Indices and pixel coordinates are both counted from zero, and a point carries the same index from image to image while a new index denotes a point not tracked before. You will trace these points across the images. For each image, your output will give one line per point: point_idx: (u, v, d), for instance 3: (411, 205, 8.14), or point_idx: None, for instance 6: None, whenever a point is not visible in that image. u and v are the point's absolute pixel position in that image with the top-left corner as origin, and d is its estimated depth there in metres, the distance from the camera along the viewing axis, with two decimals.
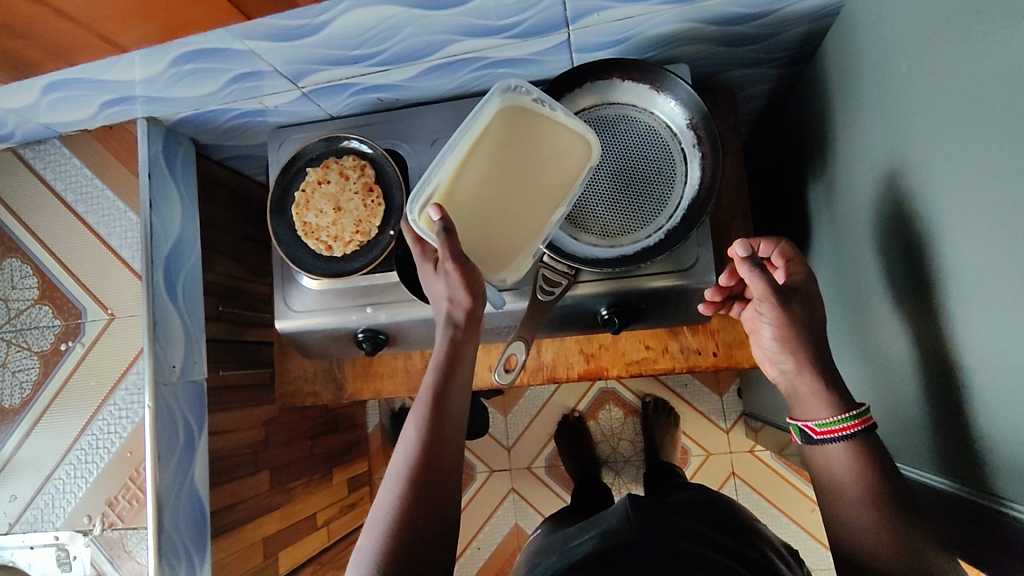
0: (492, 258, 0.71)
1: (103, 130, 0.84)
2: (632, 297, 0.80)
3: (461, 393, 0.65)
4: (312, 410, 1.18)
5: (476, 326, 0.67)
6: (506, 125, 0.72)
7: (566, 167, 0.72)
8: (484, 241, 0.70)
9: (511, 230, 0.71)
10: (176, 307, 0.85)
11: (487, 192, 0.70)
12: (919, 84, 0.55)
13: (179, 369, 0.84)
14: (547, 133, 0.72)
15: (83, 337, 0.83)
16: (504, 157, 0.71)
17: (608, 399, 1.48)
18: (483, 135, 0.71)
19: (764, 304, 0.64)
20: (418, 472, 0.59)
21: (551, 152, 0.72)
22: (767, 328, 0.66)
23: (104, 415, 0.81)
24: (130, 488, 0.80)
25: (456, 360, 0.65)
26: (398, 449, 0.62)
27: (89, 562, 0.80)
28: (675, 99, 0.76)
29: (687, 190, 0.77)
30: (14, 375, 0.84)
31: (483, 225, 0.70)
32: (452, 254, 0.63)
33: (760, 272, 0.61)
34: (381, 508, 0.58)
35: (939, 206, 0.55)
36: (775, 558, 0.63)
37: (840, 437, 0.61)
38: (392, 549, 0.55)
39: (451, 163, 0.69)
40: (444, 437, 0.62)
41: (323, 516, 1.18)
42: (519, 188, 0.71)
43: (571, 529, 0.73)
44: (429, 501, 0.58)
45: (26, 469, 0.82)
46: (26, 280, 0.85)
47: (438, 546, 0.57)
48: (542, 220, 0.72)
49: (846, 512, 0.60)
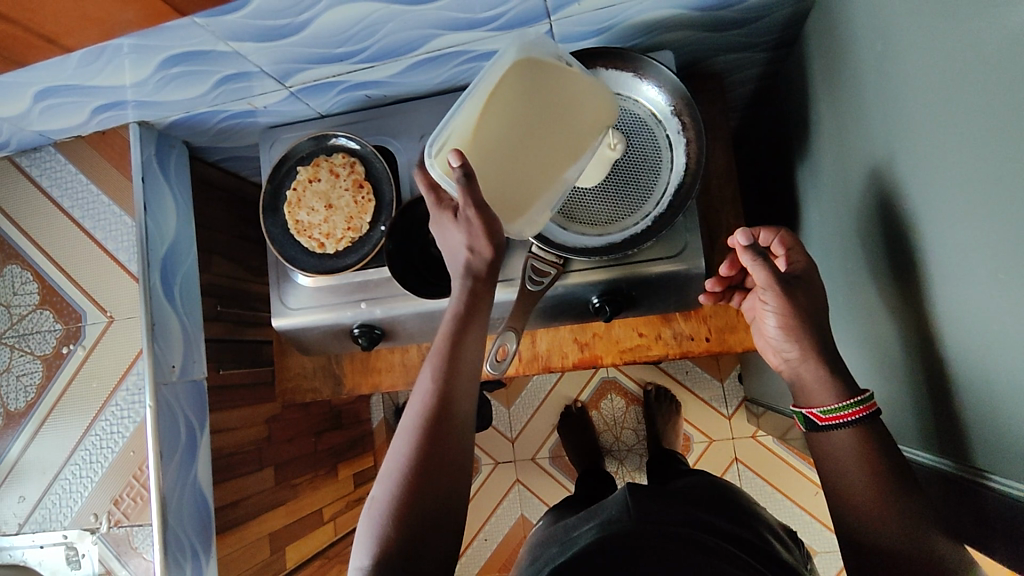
0: (503, 208, 0.66)
1: (96, 136, 0.86)
2: (622, 285, 0.81)
3: (476, 345, 0.65)
4: (315, 407, 1.19)
5: (490, 280, 0.67)
6: (528, 71, 0.65)
7: (588, 117, 0.66)
8: (497, 191, 0.65)
9: (528, 180, 0.66)
10: (174, 307, 0.86)
11: (503, 139, 0.65)
12: (897, 62, 0.55)
13: (178, 368, 0.86)
14: (572, 87, 0.66)
15: (84, 340, 0.84)
16: (525, 103, 0.65)
17: (611, 388, 1.49)
18: (502, 79, 0.65)
19: (768, 292, 0.65)
20: (433, 419, 0.60)
21: (574, 101, 0.66)
22: (771, 317, 0.67)
23: (106, 415, 0.83)
24: (133, 486, 0.81)
25: (472, 312, 0.66)
26: (412, 400, 0.63)
27: (97, 559, 0.81)
28: (658, 86, 0.76)
29: (674, 176, 0.77)
30: (18, 378, 0.85)
31: (499, 175, 0.65)
32: (474, 202, 0.60)
33: (763, 261, 0.63)
34: (395, 458, 0.59)
35: (921, 183, 0.55)
36: (771, 538, 0.64)
37: (845, 423, 0.61)
38: (406, 495, 0.56)
39: (468, 108, 0.66)
40: (458, 387, 0.62)
41: (329, 511, 1.20)
42: (539, 137, 0.65)
43: (572, 520, 0.72)
44: (444, 449, 0.59)
45: (33, 470, 0.84)
46: (27, 286, 0.86)
47: (451, 494, 0.58)
48: (560, 172, 0.67)
49: (841, 490, 0.60)
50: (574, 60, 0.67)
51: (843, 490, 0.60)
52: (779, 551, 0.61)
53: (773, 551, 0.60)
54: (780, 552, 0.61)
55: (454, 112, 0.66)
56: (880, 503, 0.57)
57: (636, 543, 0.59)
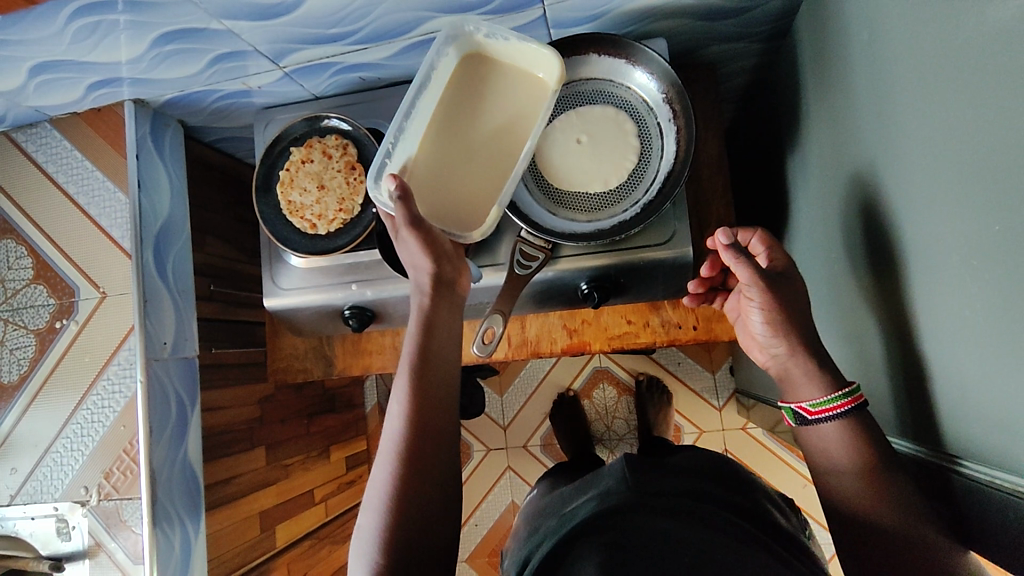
0: (449, 219, 0.70)
1: (92, 113, 0.86)
2: (611, 271, 0.81)
3: (443, 354, 0.66)
4: (307, 389, 1.20)
5: (452, 290, 0.69)
6: (456, 93, 0.74)
7: (525, 108, 0.73)
8: (444, 205, 0.71)
9: (466, 189, 0.71)
10: (166, 285, 0.87)
11: (444, 151, 0.72)
12: (879, 52, 0.56)
13: (169, 346, 0.86)
14: (497, 100, 0.73)
15: (76, 315, 0.85)
16: (455, 123, 0.73)
17: (603, 377, 1.50)
18: (440, 94, 0.74)
19: (751, 289, 0.64)
20: (412, 441, 0.61)
21: (508, 99, 0.73)
22: (756, 313, 0.67)
23: (98, 390, 0.83)
24: (123, 460, 0.82)
25: (439, 327, 0.67)
26: (388, 421, 0.63)
27: (87, 532, 0.82)
28: (649, 73, 0.77)
29: (664, 163, 0.77)
30: (11, 352, 0.86)
31: (442, 187, 0.71)
32: (409, 219, 0.64)
33: (747, 261, 0.63)
34: (378, 481, 0.60)
35: (898, 172, 0.55)
36: (768, 506, 0.65)
37: (831, 416, 0.62)
38: (393, 518, 0.58)
39: (413, 128, 0.73)
40: (429, 400, 0.63)
41: (321, 492, 1.21)
42: (471, 151, 0.72)
43: (568, 489, 0.72)
44: (423, 464, 0.60)
45: (26, 442, 0.85)
46: (21, 260, 0.87)
47: (437, 509, 0.60)
48: (498, 177, 0.71)
49: (834, 476, 0.61)
50: (502, 74, 0.74)
51: (838, 477, 0.61)
52: (777, 518, 0.63)
53: (770, 518, 0.61)
54: (779, 520, 0.62)
55: (400, 132, 0.73)
56: (870, 486, 0.58)
57: (634, 519, 0.58)
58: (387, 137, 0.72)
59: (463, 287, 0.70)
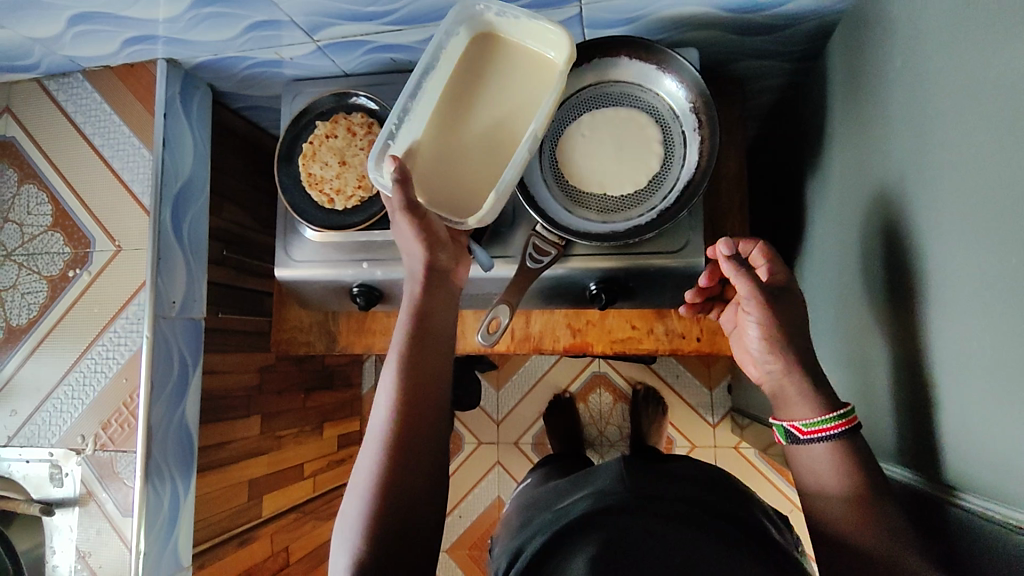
0: (447, 203, 0.71)
1: (125, 69, 0.87)
2: (620, 274, 0.81)
3: (433, 344, 0.66)
4: (306, 363, 1.21)
5: (447, 282, 0.70)
6: (463, 74, 0.74)
7: (532, 94, 0.72)
8: (442, 188, 0.71)
9: (467, 174, 0.71)
10: (181, 245, 0.88)
11: (447, 134, 0.72)
12: (912, 79, 0.56)
13: (178, 305, 0.87)
14: (504, 83, 0.73)
15: (90, 266, 0.86)
16: (460, 106, 0.73)
17: (600, 383, 1.51)
18: (448, 76, 0.74)
19: (750, 304, 0.65)
20: (399, 429, 0.61)
21: (515, 83, 0.73)
22: (752, 327, 0.67)
23: (104, 341, 0.84)
24: (122, 413, 0.82)
25: (434, 318, 0.67)
26: (375, 410, 0.64)
27: (80, 479, 0.83)
28: (679, 81, 0.77)
29: (683, 172, 0.77)
30: (22, 295, 0.87)
31: (439, 171, 0.72)
32: (405, 202, 0.63)
33: (747, 273, 0.64)
34: (364, 468, 0.60)
35: (921, 200, 0.55)
36: (763, 520, 0.64)
37: (825, 437, 0.61)
38: (378, 505, 0.58)
39: (418, 110, 0.74)
40: (416, 390, 0.64)
41: (310, 467, 1.22)
42: (474, 136, 0.72)
43: (562, 485, 0.72)
44: (409, 453, 0.61)
45: (27, 386, 0.86)
46: (41, 207, 0.88)
47: (422, 498, 0.60)
48: (499, 161, 0.71)
49: (821, 497, 0.61)
50: (511, 56, 0.74)
51: (827, 501, 0.61)
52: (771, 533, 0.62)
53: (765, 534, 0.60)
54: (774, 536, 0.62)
55: (405, 114, 0.73)
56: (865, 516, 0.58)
57: (621, 518, 0.58)
58: (392, 118, 0.73)
59: (456, 279, 0.71)
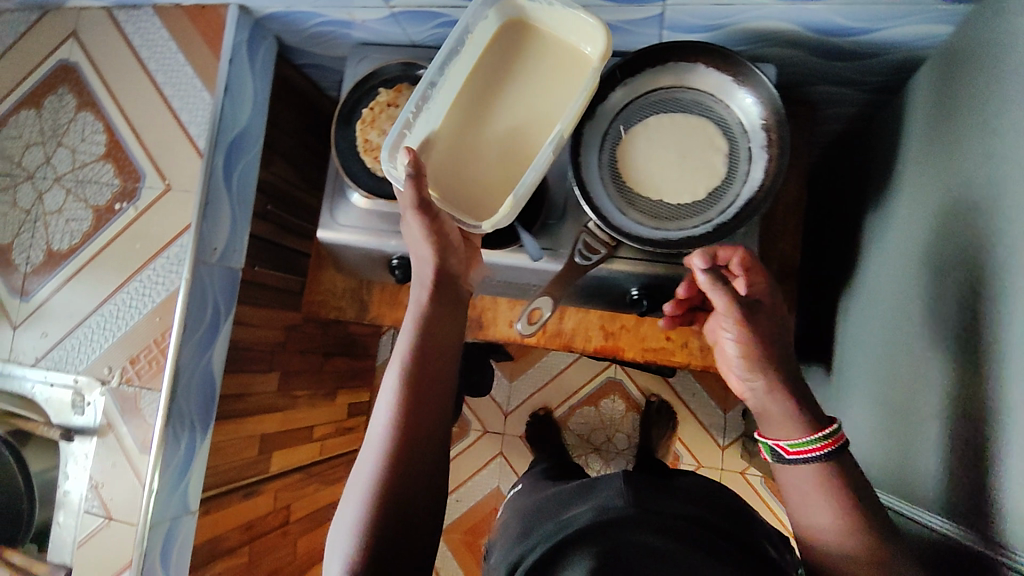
0: (461, 198, 0.71)
1: (195, 9, 0.87)
2: (665, 284, 0.80)
3: (437, 352, 0.64)
4: (330, 328, 1.20)
5: (456, 287, 0.67)
6: (487, 66, 0.74)
7: (557, 90, 0.73)
8: (456, 183, 0.72)
9: (484, 169, 0.72)
10: (229, 193, 0.87)
11: (466, 126, 0.73)
12: (1011, 124, 0.54)
13: (219, 252, 0.86)
14: (528, 77, 0.74)
15: (137, 201, 0.86)
16: (481, 98, 0.74)
17: (614, 390, 1.50)
18: (471, 66, 0.74)
19: (727, 318, 0.61)
20: (398, 441, 0.60)
21: (539, 77, 0.74)
22: (729, 344, 0.62)
23: (142, 278, 0.84)
24: (151, 350, 0.82)
25: (444, 318, 0.65)
26: (375, 417, 0.62)
27: (101, 411, 0.83)
28: (755, 97, 0.75)
29: (745, 190, 0.75)
30: (67, 221, 0.88)
31: (451, 166, 0.72)
32: (417, 201, 0.63)
33: (723, 284, 0.60)
34: (361, 476, 0.60)
35: (1002, 250, 0.53)
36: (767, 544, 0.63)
37: (812, 457, 0.58)
38: (373, 517, 0.57)
39: (439, 98, 0.74)
40: (418, 400, 0.62)
41: (319, 431, 1.22)
42: (494, 131, 0.73)
43: (567, 489, 0.71)
44: (407, 465, 0.59)
45: (60, 311, 0.86)
46: (95, 136, 0.88)
47: (418, 511, 0.59)
48: (519, 157, 0.72)
49: (803, 513, 0.59)
50: (537, 50, 0.75)
51: (807, 516, 0.59)
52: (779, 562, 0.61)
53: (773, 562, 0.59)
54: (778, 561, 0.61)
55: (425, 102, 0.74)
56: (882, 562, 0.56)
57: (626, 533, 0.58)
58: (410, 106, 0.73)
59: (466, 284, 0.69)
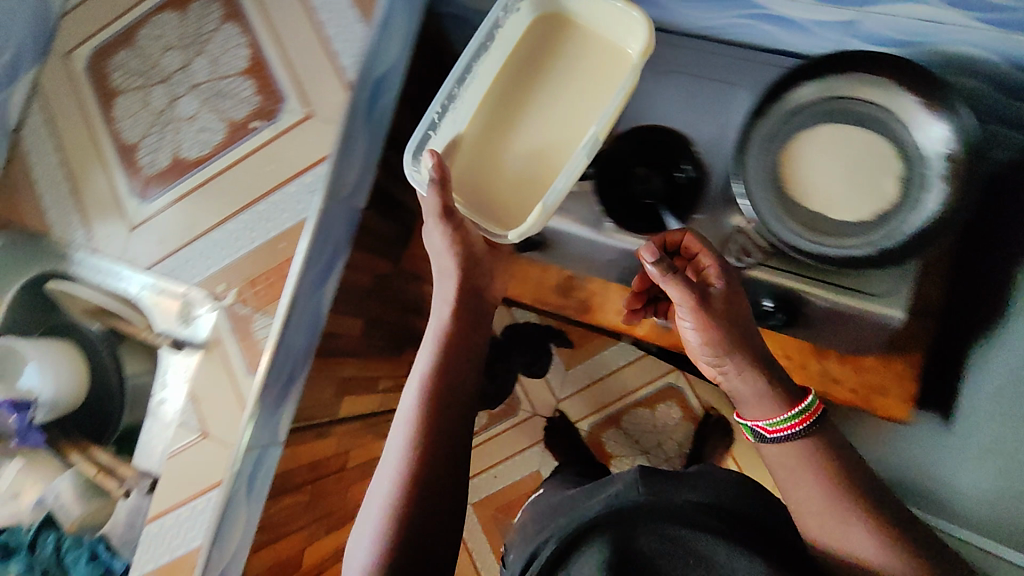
0: (489, 208, 0.82)
1: None
2: (802, 300, 0.77)
3: (459, 358, 0.72)
4: (415, 283, 1.18)
5: (475, 300, 0.78)
6: (515, 75, 0.83)
7: (581, 100, 0.81)
8: (478, 189, 0.82)
9: (504, 174, 0.82)
10: (366, 131, 0.85)
11: (484, 131, 0.83)
12: None
13: (348, 189, 0.85)
14: (546, 87, 0.82)
15: (275, 123, 0.83)
16: (502, 105, 0.83)
17: (672, 396, 1.45)
18: (495, 73, 0.83)
19: (683, 309, 0.64)
20: (424, 435, 0.66)
21: (556, 86, 0.82)
22: (689, 333, 0.66)
23: (269, 202, 0.83)
24: (269, 275, 0.82)
25: (464, 328, 0.74)
26: (400, 417, 0.69)
27: (210, 325, 0.83)
28: (948, 127, 0.69)
29: (914, 219, 0.70)
30: (198, 130, 0.86)
31: (474, 172, 0.82)
32: (444, 202, 0.74)
33: (676, 277, 0.64)
34: (390, 467, 0.66)
35: None
36: None
37: (790, 435, 0.63)
38: (405, 502, 0.62)
39: (466, 99, 0.82)
40: (444, 400, 0.68)
41: (385, 383, 1.20)
42: (511, 135, 0.82)
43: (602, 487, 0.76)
44: (435, 457, 0.65)
45: (181, 219, 0.85)
46: (236, 50, 0.85)
47: (446, 496, 0.65)
48: (546, 164, 0.81)
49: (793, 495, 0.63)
50: (564, 59, 0.82)
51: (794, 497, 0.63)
52: None
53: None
54: None
55: (451, 102, 0.81)
56: None
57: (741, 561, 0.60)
58: (437, 105, 0.80)
59: (487, 298, 0.79)
